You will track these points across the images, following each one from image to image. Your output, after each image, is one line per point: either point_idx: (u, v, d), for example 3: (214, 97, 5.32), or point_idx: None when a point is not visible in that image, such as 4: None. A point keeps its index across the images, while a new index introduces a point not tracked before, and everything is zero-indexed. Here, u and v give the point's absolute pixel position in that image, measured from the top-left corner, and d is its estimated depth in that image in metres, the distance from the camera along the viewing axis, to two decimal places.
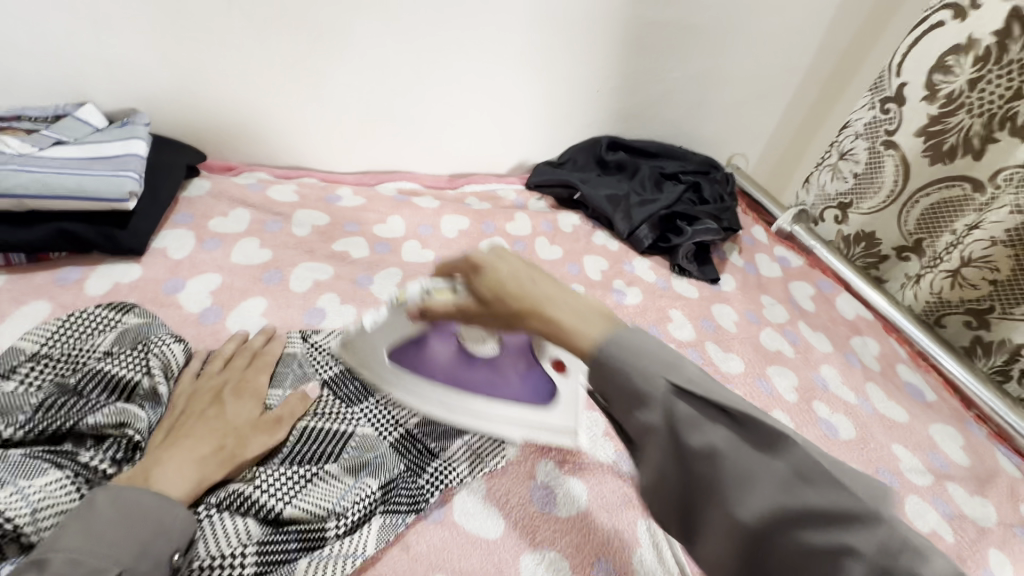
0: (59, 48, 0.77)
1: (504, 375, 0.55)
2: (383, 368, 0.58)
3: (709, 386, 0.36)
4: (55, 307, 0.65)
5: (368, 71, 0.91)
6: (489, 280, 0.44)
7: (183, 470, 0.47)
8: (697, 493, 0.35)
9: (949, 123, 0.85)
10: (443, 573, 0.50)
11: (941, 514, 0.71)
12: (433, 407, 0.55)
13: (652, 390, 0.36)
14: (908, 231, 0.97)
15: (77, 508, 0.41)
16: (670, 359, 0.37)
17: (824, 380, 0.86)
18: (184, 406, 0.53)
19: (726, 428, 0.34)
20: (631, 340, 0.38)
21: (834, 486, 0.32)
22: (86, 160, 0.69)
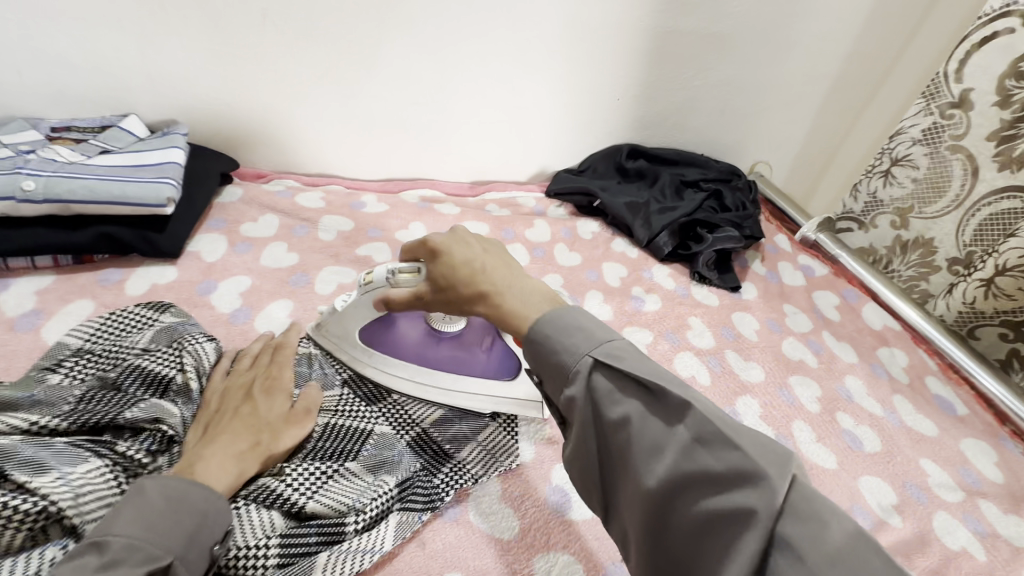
0: (108, 64, 0.82)
1: (470, 356, 0.63)
2: (355, 348, 0.64)
3: (626, 358, 0.39)
4: (98, 306, 0.69)
5: (393, 81, 0.93)
6: (446, 265, 0.49)
7: (225, 465, 0.48)
8: (616, 463, 0.38)
9: (1023, 129, 0.81)
10: (456, 571, 0.51)
11: (972, 532, 0.69)
12: (405, 384, 0.64)
13: (579, 367, 0.39)
14: (964, 241, 0.93)
15: (129, 493, 0.42)
16: (597, 337, 0.40)
17: (848, 392, 0.85)
18: (216, 403, 0.55)
19: (642, 399, 0.37)
20: (563, 320, 0.41)
21: (728, 449, 0.33)
22: (128, 167, 0.73)
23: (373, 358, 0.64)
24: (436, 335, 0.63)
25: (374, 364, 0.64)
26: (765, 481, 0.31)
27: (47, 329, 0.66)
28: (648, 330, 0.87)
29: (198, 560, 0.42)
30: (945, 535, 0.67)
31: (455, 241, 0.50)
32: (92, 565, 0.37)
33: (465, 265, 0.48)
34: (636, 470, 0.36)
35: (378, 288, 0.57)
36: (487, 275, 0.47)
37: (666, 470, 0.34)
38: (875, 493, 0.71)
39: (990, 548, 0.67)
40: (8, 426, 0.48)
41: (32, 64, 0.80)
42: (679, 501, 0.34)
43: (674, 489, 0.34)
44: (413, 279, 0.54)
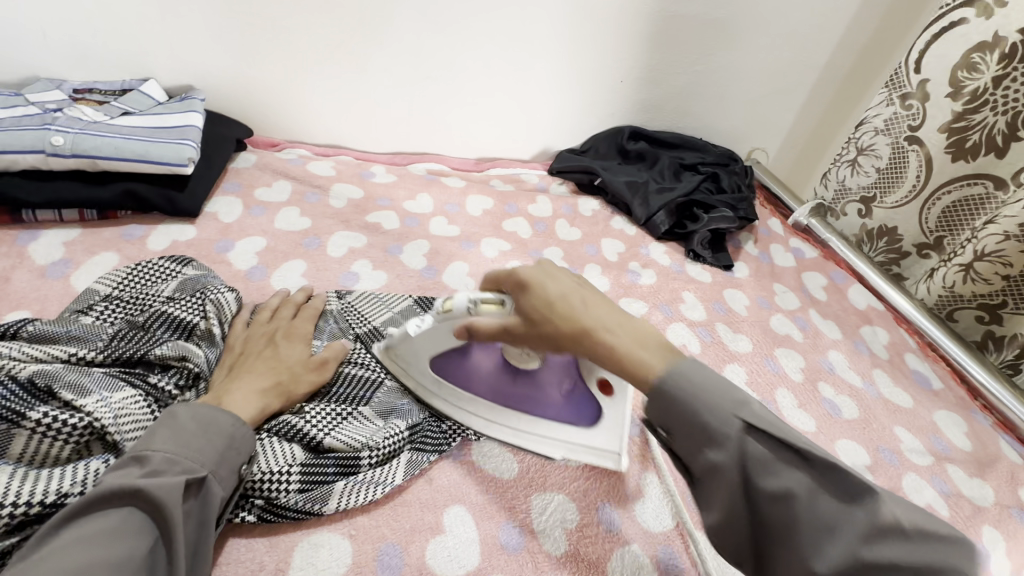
0: (127, 29, 0.84)
1: (547, 395, 0.59)
2: (424, 378, 0.62)
3: (779, 426, 0.40)
4: (122, 259, 0.73)
5: (403, 56, 0.96)
6: (537, 298, 0.49)
7: (247, 397, 0.52)
8: (769, 532, 0.40)
9: (973, 120, 0.88)
10: (460, 504, 0.55)
11: (938, 491, 0.73)
12: (478, 421, 0.61)
13: (726, 429, 0.40)
14: (930, 227, 0.99)
15: (161, 417, 0.46)
16: (739, 399, 0.41)
17: (830, 364, 0.89)
18: (239, 348, 0.59)
19: (806, 475, 0.39)
20: (695, 376, 0.42)
21: (903, 537, 0.36)
22: (149, 127, 0.76)
23: (444, 391, 0.62)
24: (518, 373, 0.60)
25: (442, 397, 0.62)
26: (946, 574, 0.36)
27: (75, 277, 0.69)
28: (643, 303, 0.91)
29: (229, 476, 0.46)
30: (912, 492, 0.72)
31: (547, 275, 0.51)
32: (135, 474, 0.40)
33: (560, 300, 0.48)
34: (804, 548, 0.38)
35: (456, 316, 0.56)
36: (584, 314, 0.47)
37: (842, 552, 0.37)
38: (850, 454, 0.75)
39: (954, 506, 0.71)
40: (48, 354, 0.51)
41: (57, 25, 0.82)
42: None
43: (850, 574, 0.36)
44: (500, 310, 0.53)
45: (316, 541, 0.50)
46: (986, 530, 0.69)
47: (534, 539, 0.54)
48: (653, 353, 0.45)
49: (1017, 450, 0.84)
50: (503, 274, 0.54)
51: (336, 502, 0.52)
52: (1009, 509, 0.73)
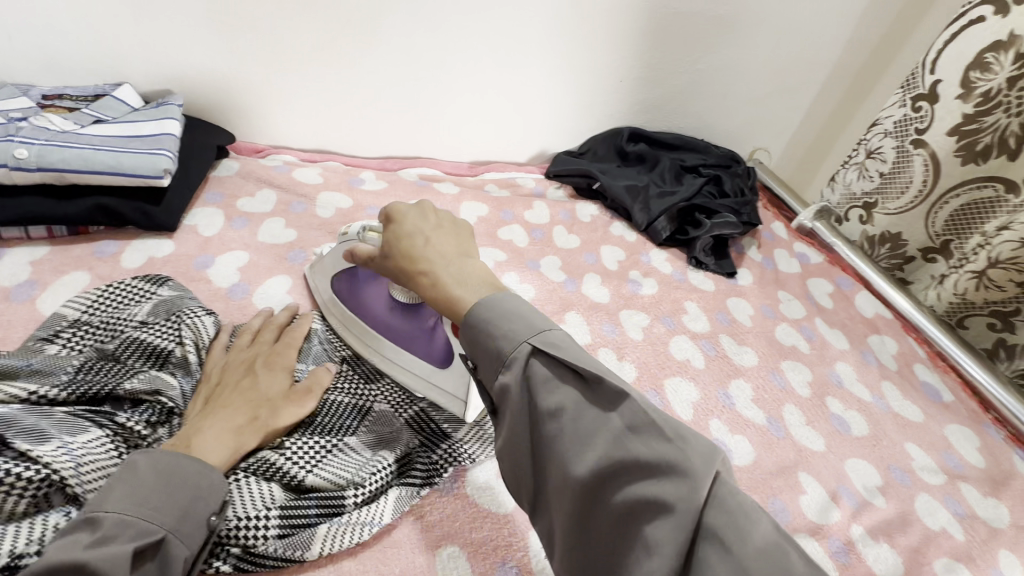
0: (100, 32, 0.80)
1: (412, 332, 0.63)
2: (326, 297, 0.69)
3: (565, 347, 0.40)
4: (94, 278, 0.69)
5: (393, 57, 0.92)
6: (396, 234, 0.52)
7: (221, 438, 0.48)
8: (546, 451, 0.38)
9: (985, 122, 0.85)
10: (454, 544, 0.52)
11: (952, 513, 0.70)
12: (353, 341, 0.66)
13: (515, 351, 0.40)
14: (936, 232, 0.98)
15: (119, 470, 0.42)
16: (535, 327, 0.41)
17: (838, 377, 0.86)
18: (216, 377, 0.55)
19: (575, 388, 0.38)
20: (504, 305, 0.43)
21: (658, 440, 0.35)
22: (121, 137, 0.72)
23: (337, 311, 0.67)
24: (398, 307, 0.64)
25: (335, 316, 0.68)
26: (692, 478, 0.33)
27: (43, 300, 0.65)
28: (643, 315, 0.88)
29: (195, 532, 0.42)
30: (925, 516, 0.69)
31: (418, 215, 0.53)
32: (83, 542, 0.37)
33: (409, 241, 0.51)
34: (564, 456, 0.36)
35: (353, 240, 0.62)
36: (426, 253, 0.50)
37: (596, 457, 0.35)
38: (860, 474, 0.72)
39: (969, 529, 0.68)
40: (7, 394, 0.47)
41: (23, 28, 0.77)
42: (610, 490, 0.35)
43: (605, 477, 0.35)
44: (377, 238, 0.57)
45: None
46: (1003, 554, 0.67)
47: None
48: (473, 290, 0.46)
49: None
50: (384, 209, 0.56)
51: (319, 546, 0.48)
52: None
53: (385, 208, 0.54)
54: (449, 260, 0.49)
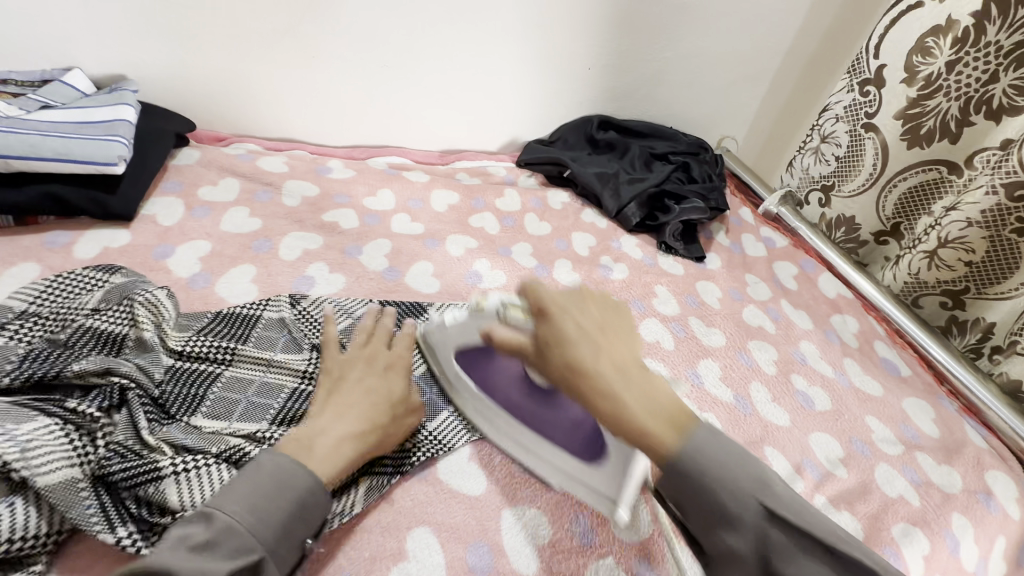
0: (47, 14, 0.76)
1: (558, 421, 0.56)
2: (451, 370, 0.62)
3: (807, 515, 0.41)
4: (44, 269, 0.66)
5: (358, 43, 0.90)
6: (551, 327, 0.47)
7: (342, 447, 0.48)
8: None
9: (928, 106, 0.89)
10: (424, 525, 0.52)
11: (909, 481, 0.73)
12: (484, 425, 0.60)
13: (745, 513, 0.41)
14: (886, 215, 1.01)
15: (251, 469, 0.44)
16: (759, 481, 0.42)
17: (802, 355, 0.89)
18: (338, 370, 0.55)
19: (822, 562, 0.40)
20: (713, 453, 0.42)
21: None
22: (71, 123, 0.69)
23: (462, 387, 0.62)
24: (534, 388, 0.57)
25: (463, 395, 0.61)
26: None
27: None
28: (615, 299, 0.89)
29: (287, 553, 0.43)
30: (884, 484, 0.71)
31: (571, 305, 0.49)
32: (199, 540, 0.39)
33: (573, 343, 0.46)
34: None
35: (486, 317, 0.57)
36: (597, 365, 0.45)
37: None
38: (823, 447, 0.75)
39: (924, 495, 0.71)
40: None
41: None
42: None
43: None
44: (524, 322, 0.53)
45: None
46: (955, 517, 0.70)
47: (503, 557, 0.52)
48: (659, 422, 0.43)
49: (981, 433, 0.85)
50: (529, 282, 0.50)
51: None
52: (976, 495, 0.74)
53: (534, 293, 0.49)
54: (626, 381, 0.45)
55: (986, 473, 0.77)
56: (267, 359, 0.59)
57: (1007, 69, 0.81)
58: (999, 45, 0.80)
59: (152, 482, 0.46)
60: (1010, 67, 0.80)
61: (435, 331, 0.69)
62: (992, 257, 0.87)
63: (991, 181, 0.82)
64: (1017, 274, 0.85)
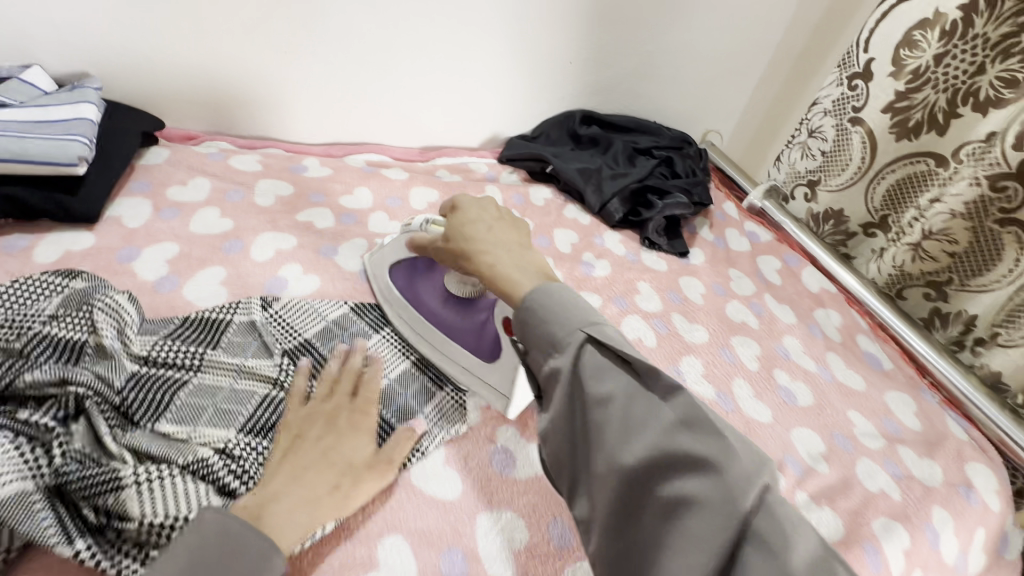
0: (5, 8, 0.73)
1: (467, 329, 0.64)
2: (385, 286, 0.71)
3: (615, 340, 0.42)
4: (0, 274, 0.63)
5: (334, 38, 0.88)
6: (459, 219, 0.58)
7: (295, 514, 0.45)
8: (586, 440, 0.40)
9: (916, 99, 0.89)
10: (398, 533, 0.50)
11: (890, 475, 0.73)
12: (407, 332, 0.68)
13: (568, 338, 0.42)
14: (875, 207, 1.00)
15: (189, 533, 0.40)
16: (589, 319, 0.43)
17: (785, 350, 0.89)
18: (297, 428, 0.52)
19: (625, 375, 0.40)
20: (558, 297, 0.45)
21: (705, 432, 0.37)
22: (29, 122, 0.67)
23: (394, 302, 0.70)
24: (453, 300, 0.66)
25: (391, 306, 0.70)
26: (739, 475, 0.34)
27: None
28: (596, 296, 0.87)
29: None
30: (865, 478, 0.71)
31: (477, 208, 0.59)
32: None
33: (471, 228, 0.57)
34: (610, 445, 0.38)
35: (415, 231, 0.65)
36: (480, 240, 0.55)
37: (644, 445, 0.37)
38: (805, 442, 0.74)
39: (906, 488, 0.71)
40: None
41: None
42: (649, 482, 0.36)
43: (647, 468, 0.36)
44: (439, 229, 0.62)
45: None
46: (936, 511, 0.70)
47: (478, 563, 0.50)
48: (530, 277, 0.50)
49: (963, 426, 0.85)
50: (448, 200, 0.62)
51: None
52: (956, 488, 0.74)
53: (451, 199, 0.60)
54: (506, 249, 0.54)
55: (966, 465, 0.77)
56: (237, 365, 0.57)
57: (993, 61, 0.80)
58: (986, 38, 0.80)
59: (112, 493, 0.44)
60: (996, 59, 0.80)
61: None
62: (975, 249, 0.87)
63: (974, 173, 0.83)
64: (1002, 262, 0.85)
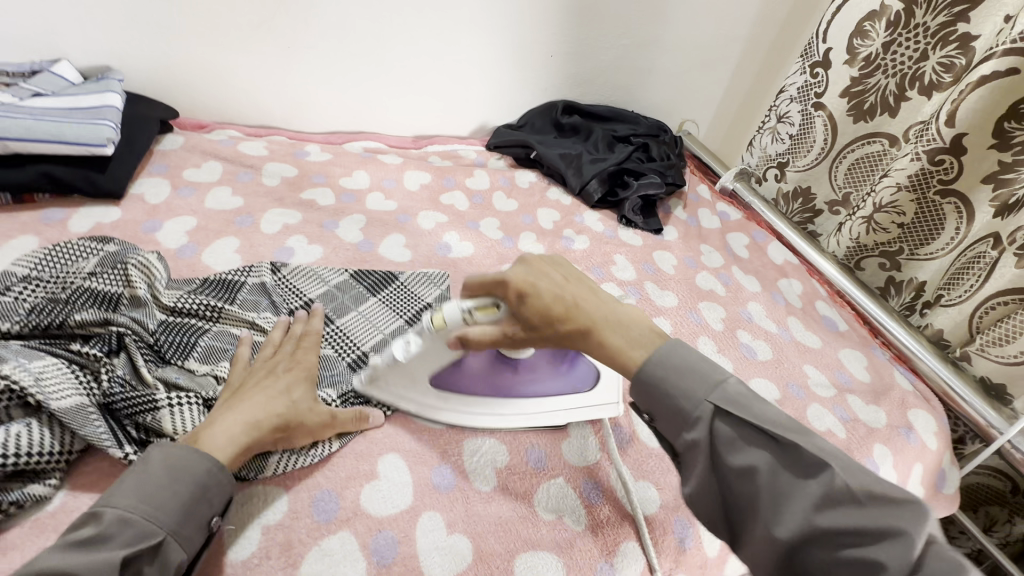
0: (36, 7, 0.81)
1: (546, 375, 0.64)
2: (425, 396, 0.62)
3: (746, 405, 0.44)
4: (42, 241, 0.72)
5: (332, 34, 0.96)
6: (533, 300, 0.53)
7: (231, 433, 0.50)
8: (737, 507, 0.43)
9: (869, 83, 0.97)
10: (396, 452, 0.59)
11: (838, 418, 0.81)
12: (486, 419, 0.63)
13: (697, 409, 0.45)
14: (839, 184, 1.07)
15: (136, 464, 0.46)
16: (713, 381, 0.46)
17: (749, 314, 0.97)
18: (240, 380, 0.56)
19: (769, 451, 0.42)
20: (676, 360, 0.48)
21: (855, 502, 0.38)
22: (62, 108, 0.75)
23: (445, 401, 0.63)
24: (509, 364, 0.63)
25: (449, 407, 0.63)
26: (906, 538, 0.36)
27: None
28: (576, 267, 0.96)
29: (194, 535, 0.45)
30: (814, 420, 0.80)
31: (536, 275, 0.55)
32: (87, 534, 0.40)
33: (555, 301, 0.53)
34: (765, 518, 0.41)
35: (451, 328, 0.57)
36: (580, 310, 0.52)
37: (798, 519, 0.39)
38: (762, 391, 0.83)
39: (850, 429, 0.80)
40: None
41: None
42: (813, 552, 0.39)
43: (805, 539, 0.39)
44: (491, 315, 0.55)
45: (249, 495, 0.53)
46: (877, 448, 0.79)
47: (464, 477, 0.59)
48: (646, 343, 0.50)
49: (909, 379, 0.94)
50: (490, 280, 0.56)
51: (273, 468, 0.54)
52: (898, 430, 0.82)
53: (511, 279, 0.54)
54: (610, 314, 0.52)
55: (909, 412, 0.86)
56: (247, 317, 0.65)
57: (934, 48, 0.87)
58: (927, 27, 0.88)
59: (150, 411, 0.52)
60: (937, 46, 0.87)
61: (402, 296, 0.75)
62: (920, 219, 0.92)
63: (915, 149, 0.88)
64: (944, 231, 0.90)
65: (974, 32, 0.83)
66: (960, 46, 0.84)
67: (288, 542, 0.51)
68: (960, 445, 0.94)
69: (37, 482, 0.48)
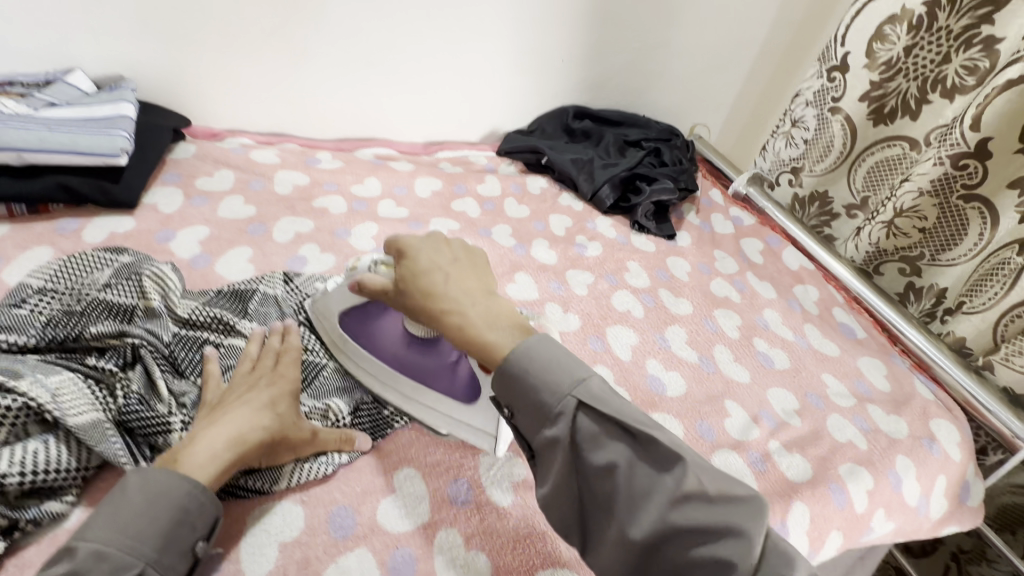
0: (50, 17, 0.81)
1: (431, 368, 0.61)
2: (338, 338, 0.65)
3: (605, 399, 0.43)
4: (57, 252, 0.72)
5: (343, 40, 0.96)
6: (411, 265, 0.53)
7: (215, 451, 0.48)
8: (596, 506, 0.41)
9: (890, 87, 0.95)
10: (411, 466, 0.59)
11: (858, 428, 0.80)
12: (371, 381, 0.64)
13: (560, 404, 0.42)
14: (858, 188, 1.05)
15: (111, 493, 0.43)
16: (576, 377, 0.43)
17: (765, 321, 0.95)
18: (217, 400, 0.54)
19: (627, 446, 0.41)
20: (538, 351, 0.45)
21: (708, 500, 0.38)
22: (77, 119, 0.75)
23: (348, 350, 0.65)
24: (415, 342, 0.61)
25: (350, 356, 0.65)
26: (744, 535, 0.37)
27: (9, 272, 0.68)
28: (590, 274, 0.95)
29: (175, 564, 0.43)
30: (835, 430, 0.78)
31: (427, 247, 0.54)
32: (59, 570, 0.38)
33: (426, 270, 0.52)
34: (620, 518, 0.39)
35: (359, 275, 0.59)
36: (444, 287, 0.51)
37: (653, 518, 0.38)
38: (780, 400, 0.81)
39: (872, 440, 0.78)
40: None
41: None
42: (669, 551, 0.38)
43: (658, 538, 0.38)
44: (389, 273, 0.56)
45: (265, 510, 0.53)
46: (900, 459, 0.77)
47: (481, 492, 0.58)
48: (503, 332, 0.48)
49: (930, 388, 0.92)
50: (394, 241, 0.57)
51: (287, 481, 0.54)
52: (920, 440, 0.80)
53: (399, 241, 0.55)
54: (476, 302, 0.50)
55: (931, 422, 0.84)
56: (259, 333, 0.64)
57: (957, 50, 0.87)
58: (949, 29, 0.87)
59: (163, 433, 0.52)
60: (960, 49, 0.86)
61: None
62: (941, 225, 0.91)
63: (938, 153, 0.86)
64: (967, 237, 0.88)
65: (999, 33, 0.81)
66: (985, 48, 0.83)
67: (305, 559, 0.50)
68: (983, 457, 0.92)
69: (53, 499, 0.48)
